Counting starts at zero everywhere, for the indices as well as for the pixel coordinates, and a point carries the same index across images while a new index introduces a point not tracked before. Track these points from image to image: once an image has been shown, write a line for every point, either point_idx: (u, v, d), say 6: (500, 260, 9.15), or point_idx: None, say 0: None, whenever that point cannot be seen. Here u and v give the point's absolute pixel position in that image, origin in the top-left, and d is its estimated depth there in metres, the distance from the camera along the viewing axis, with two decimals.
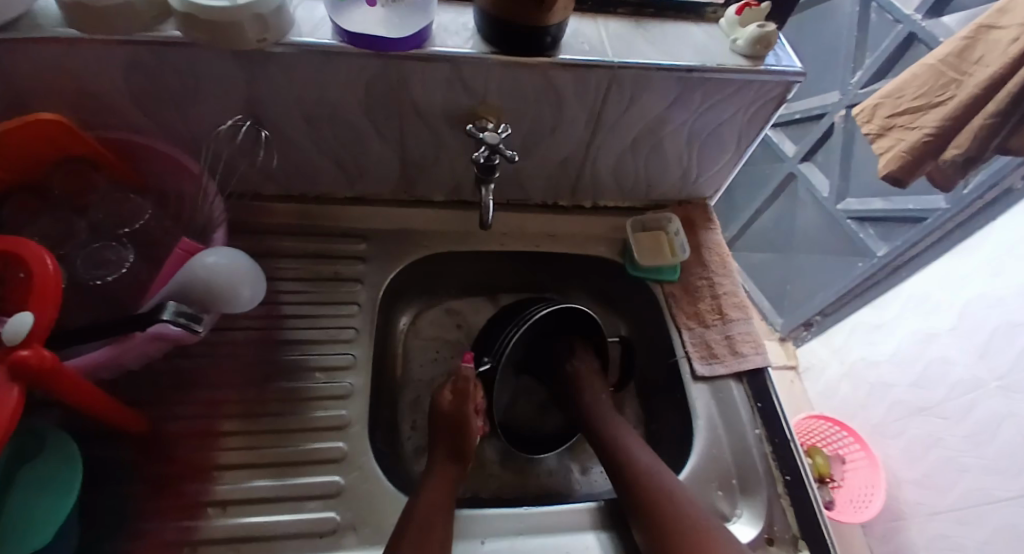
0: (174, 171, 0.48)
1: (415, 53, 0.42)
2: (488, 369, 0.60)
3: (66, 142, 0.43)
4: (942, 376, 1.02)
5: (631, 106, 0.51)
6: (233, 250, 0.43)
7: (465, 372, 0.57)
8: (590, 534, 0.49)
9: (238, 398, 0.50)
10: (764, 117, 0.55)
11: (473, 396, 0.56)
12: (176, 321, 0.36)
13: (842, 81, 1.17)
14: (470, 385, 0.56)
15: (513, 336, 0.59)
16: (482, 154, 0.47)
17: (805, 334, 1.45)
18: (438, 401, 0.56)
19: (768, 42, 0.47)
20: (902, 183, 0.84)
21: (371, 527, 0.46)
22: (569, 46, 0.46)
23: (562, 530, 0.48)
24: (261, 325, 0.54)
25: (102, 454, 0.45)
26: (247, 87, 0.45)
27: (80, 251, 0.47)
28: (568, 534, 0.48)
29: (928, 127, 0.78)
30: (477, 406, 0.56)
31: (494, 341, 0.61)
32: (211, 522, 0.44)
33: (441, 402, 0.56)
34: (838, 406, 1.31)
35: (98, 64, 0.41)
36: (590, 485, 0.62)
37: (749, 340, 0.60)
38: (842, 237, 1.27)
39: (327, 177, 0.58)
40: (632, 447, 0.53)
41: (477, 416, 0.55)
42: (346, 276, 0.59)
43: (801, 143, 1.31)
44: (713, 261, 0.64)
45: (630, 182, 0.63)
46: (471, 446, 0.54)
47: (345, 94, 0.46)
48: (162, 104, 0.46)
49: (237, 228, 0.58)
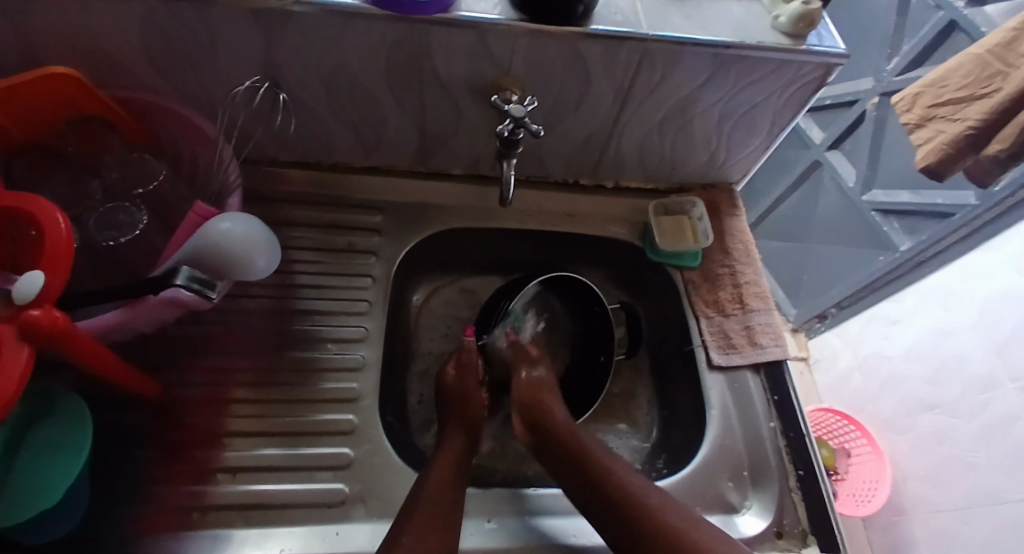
0: (190, 134, 0.46)
1: (441, 18, 0.40)
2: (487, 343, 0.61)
3: (82, 99, 0.41)
4: (956, 375, 1.01)
5: (662, 84, 0.48)
6: (246, 215, 0.41)
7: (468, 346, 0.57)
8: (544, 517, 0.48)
9: (250, 366, 0.50)
10: (801, 100, 0.52)
11: (475, 371, 0.56)
12: (190, 286, 0.36)
13: (877, 66, 1.12)
14: (472, 359, 0.57)
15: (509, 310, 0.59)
16: (506, 126, 0.45)
17: (818, 326, 1.43)
18: (441, 375, 0.57)
19: (811, 20, 0.44)
20: (939, 177, 0.80)
21: (379, 500, 0.46)
22: (602, 16, 0.43)
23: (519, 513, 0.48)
24: (274, 294, 0.54)
25: (115, 417, 0.45)
26: (265, 48, 0.43)
27: (93, 212, 0.46)
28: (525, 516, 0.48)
29: (972, 118, 0.74)
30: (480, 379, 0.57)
31: (494, 317, 0.61)
32: (221, 487, 0.44)
33: (443, 377, 0.56)
34: (847, 400, 1.30)
35: (111, 19, 0.40)
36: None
37: (768, 332, 0.59)
38: (864, 229, 1.22)
39: (343, 144, 0.56)
40: None
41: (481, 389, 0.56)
42: (359, 248, 0.58)
43: (828, 130, 1.26)
44: (736, 248, 0.63)
45: (655, 163, 0.61)
46: (479, 418, 0.53)
47: (367, 59, 0.44)
48: (177, 63, 0.45)
49: (252, 195, 0.57)
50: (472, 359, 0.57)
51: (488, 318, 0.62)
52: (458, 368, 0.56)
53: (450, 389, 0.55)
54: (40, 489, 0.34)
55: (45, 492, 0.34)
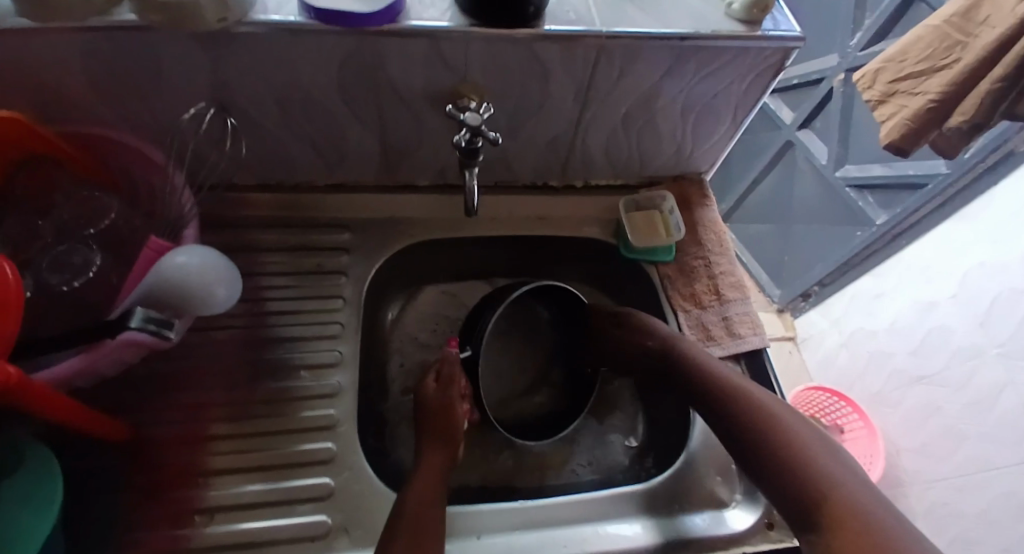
0: (141, 165, 0.45)
1: (390, 28, 0.39)
2: (470, 355, 0.58)
3: (25, 140, 0.40)
4: (943, 343, 1.02)
5: (622, 79, 0.48)
6: (204, 246, 0.40)
7: (449, 356, 0.56)
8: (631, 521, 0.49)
9: (224, 400, 0.49)
10: (762, 85, 0.52)
11: (458, 383, 0.55)
12: (146, 327, 0.35)
13: (842, 44, 1.13)
14: (455, 371, 0.55)
15: (492, 321, 0.57)
16: (463, 136, 0.44)
17: (803, 304, 1.43)
18: (423, 389, 0.55)
19: (765, 5, 0.44)
20: (905, 152, 0.81)
21: (362, 529, 0.45)
22: (554, 15, 0.42)
23: (608, 519, 0.49)
24: (244, 323, 0.53)
25: (85, 466, 0.44)
26: (211, 72, 0.42)
27: (44, 255, 0.45)
28: (614, 522, 0.49)
29: (931, 92, 0.75)
30: (463, 391, 0.55)
31: (475, 329, 0.59)
32: (199, 530, 0.43)
33: (426, 392, 0.55)
34: (836, 376, 1.32)
35: (47, 55, 0.38)
36: (598, 461, 0.62)
37: (746, 322, 0.59)
38: (841, 206, 1.24)
39: (304, 163, 0.55)
40: None
41: (463, 401, 0.55)
42: (328, 269, 0.57)
43: (799, 110, 1.27)
44: (709, 239, 0.62)
45: (622, 160, 0.61)
46: (461, 430, 0.53)
47: (319, 76, 0.43)
48: (122, 93, 0.43)
49: (213, 223, 0.56)
50: (454, 370, 0.55)
51: (470, 330, 0.60)
52: (440, 381, 0.55)
53: (431, 401, 0.53)
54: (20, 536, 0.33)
55: (24, 539, 0.33)
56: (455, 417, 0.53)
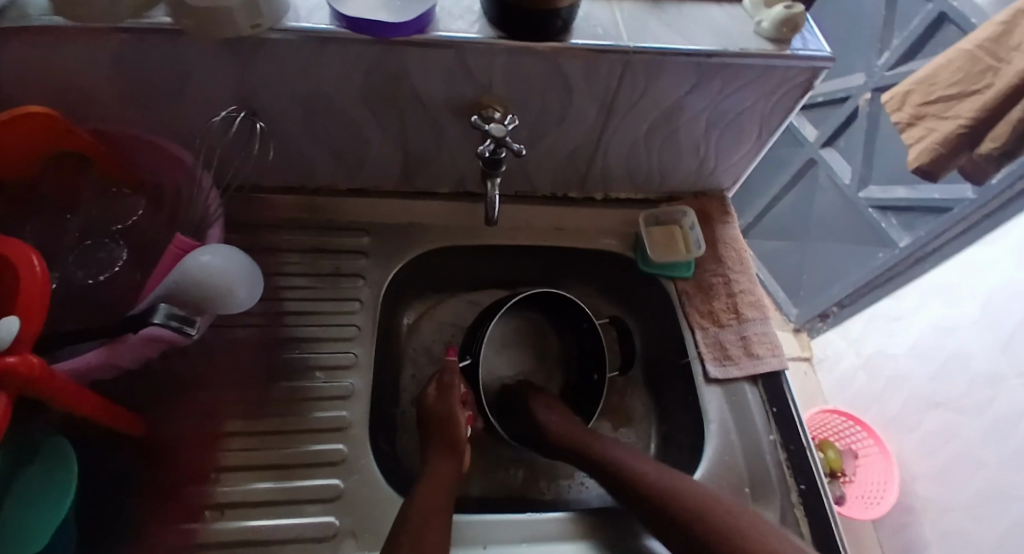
0: (169, 166, 0.46)
1: (417, 38, 0.40)
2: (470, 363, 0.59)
3: (58, 139, 0.41)
4: (961, 370, 0.98)
5: (646, 94, 0.48)
6: (228, 247, 0.41)
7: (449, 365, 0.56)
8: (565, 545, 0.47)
9: (239, 398, 0.50)
10: (789, 104, 0.51)
11: (457, 390, 0.55)
12: (168, 324, 0.35)
13: (868, 62, 1.12)
14: (454, 379, 0.56)
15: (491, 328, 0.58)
16: (487, 147, 0.45)
17: (821, 325, 1.41)
18: (424, 396, 0.56)
19: (795, 25, 0.43)
20: (933, 175, 0.80)
21: (370, 532, 0.45)
22: (580, 30, 0.43)
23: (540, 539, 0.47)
24: (261, 322, 0.53)
25: (100, 457, 0.45)
26: (242, 76, 0.43)
27: (72, 251, 0.46)
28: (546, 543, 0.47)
29: (962, 117, 0.74)
30: (462, 397, 0.56)
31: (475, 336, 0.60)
32: (209, 525, 0.43)
33: (425, 398, 0.55)
34: (852, 399, 1.29)
35: (87, 55, 0.39)
36: None
37: (765, 342, 0.58)
38: (864, 226, 1.22)
39: (327, 167, 0.56)
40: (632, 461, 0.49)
41: (463, 407, 0.55)
42: (346, 272, 0.57)
43: (822, 128, 1.26)
44: (729, 256, 0.62)
45: (643, 174, 0.61)
46: (462, 436, 0.52)
47: (345, 83, 0.44)
48: (156, 94, 0.44)
49: (237, 223, 0.57)
50: (453, 379, 0.56)
51: (472, 337, 0.61)
52: (439, 390, 0.55)
53: (432, 411, 0.54)
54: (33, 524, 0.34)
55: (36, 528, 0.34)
56: (456, 427, 0.52)
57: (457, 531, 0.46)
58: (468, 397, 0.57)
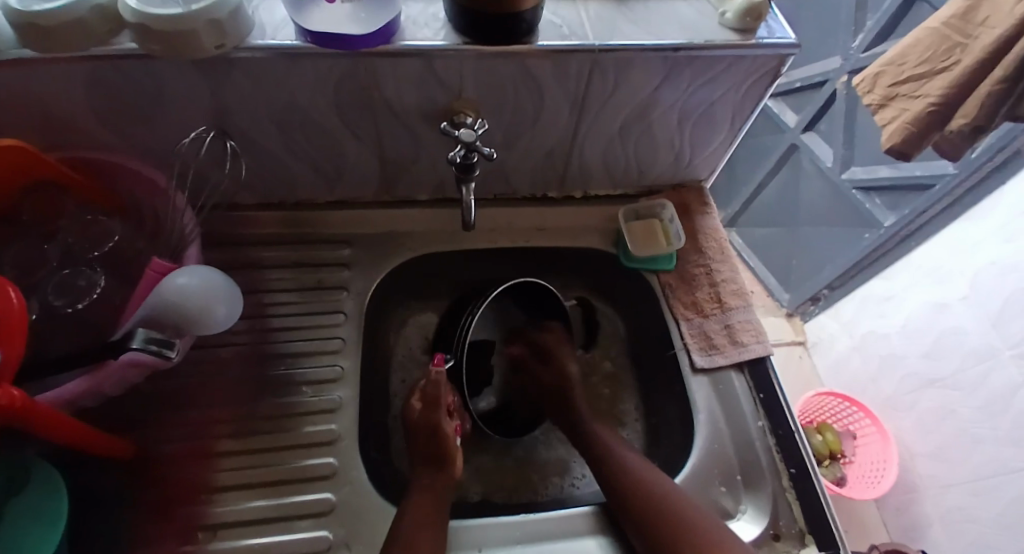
0: (143, 188, 0.46)
1: (385, 49, 0.40)
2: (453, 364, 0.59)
3: (28, 167, 0.41)
4: (954, 345, 0.99)
5: (616, 91, 0.48)
6: (205, 267, 0.41)
7: (436, 377, 0.54)
8: (589, 539, 0.48)
9: (229, 416, 0.50)
10: (759, 92, 0.52)
11: (444, 402, 0.54)
12: (147, 348, 0.35)
13: (844, 46, 1.13)
14: (441, 391, 0.54)
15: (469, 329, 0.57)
16: (458, 154, 0.45)
17: (813, 308, 1.41)
18: (408, 409, 0.55)
19: (759, 14, 0.44)
20: (908, 156, 0.80)
21: (363, 544, 0.45)
22: (547, 31, 0.43)
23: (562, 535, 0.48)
24: (246, 340, 0.53)
25: (92, 485, 0.44)
26: (212, 96, 0.43)
27: (49, 279, 0.46)
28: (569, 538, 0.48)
29: (931, 95, 0.75)
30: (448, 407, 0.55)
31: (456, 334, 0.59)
32: (204, 546, 0.43)
33: (412, 411, 0.55)
34: (847, 381, 1.29)
35: (55, 83, 0.39)
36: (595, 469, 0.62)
37: (749, 329, 0.58)
38: (849, 208, 1.23)
39: (305, 181, 0.56)
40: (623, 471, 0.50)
41: (449, 417, 0.54)
42: (329, 284, 0.57)
43: (802, 113, 1.27)
44: (710, 246, 0.62)
45: (621, 170, 0.61)
46: (454, 447, 0.52)
47: (315, 97, 0.44)
48: (127, 117, 0.44)
49: (218, 242, 0.57)
50: (438, 391, 0.54)
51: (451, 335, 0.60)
52: (425, 402, 0.54)
53: (416, 422, 0.53)
54: None
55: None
56: (445, 438, 0.52)
57: (452, 533, 0.47)
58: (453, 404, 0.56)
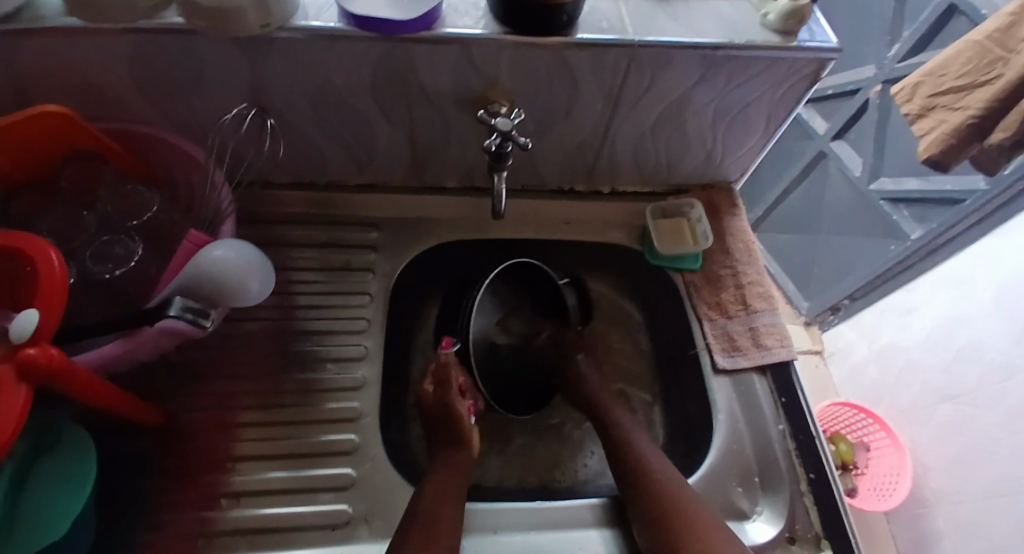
0: (182, 162, 0.47)
1: (424, 35, 0.40)
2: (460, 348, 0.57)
3: (71, 133, 0.42)
4: (973, 363, 0.97)
5: (652, 88, 0.48)
6: (243, 243, 0.42)
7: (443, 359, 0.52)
8: (591, 530, 0.48)
9: (253, 388, 0.51)
10: (796, 96, 0.51)
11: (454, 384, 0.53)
12: (183, 317, 0.36)
13: (879, 53, 1.10)
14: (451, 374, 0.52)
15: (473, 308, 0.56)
16: (493, 141, 0.45)
17: (832, 318, 1.39)
18: (421, 393, 0.54)
19: (802, 16, 0.43)
20: (943, 166, 0.78)
21: (382, 520, 0.46)
22: (586, 24, 0.43)
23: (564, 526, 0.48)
24: (274, 316, 0.54)
25: (121, 448, 0.46)
26: (253, 74, 0.43)
27: (89, 245, 0.47)
28: (571, 530, 0.48)
29: (973, 107, 0.73)
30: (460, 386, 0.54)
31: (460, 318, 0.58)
32: (226, 513, 0.45)
33: (425, 395, 0.54)
34: (863, 393, 1.28)
35: (102, 54, 0.40)
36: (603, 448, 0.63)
37: (774, 333, 0.58)
38: (875, 218, 1.21)
39: (337, 162, 0.57)
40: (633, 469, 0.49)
41: (462, 398, 0.53)
42: (357, 266, 0.58)
43: (832, 119, 1.25)
44: (737, 247, 0.62)
45: (650, 167, 0.61)
46: (470, 430, 0.52)
47: (354, 79, 0.45)
48: (169, 92, 0.45)
49: (248, 219, 0.58)
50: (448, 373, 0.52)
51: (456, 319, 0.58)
52: (436, 385, 0.53)
53: (433, 406, 0.53)
54: (47, 521, 0.35)
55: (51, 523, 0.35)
56: (460, 422, 0.52)
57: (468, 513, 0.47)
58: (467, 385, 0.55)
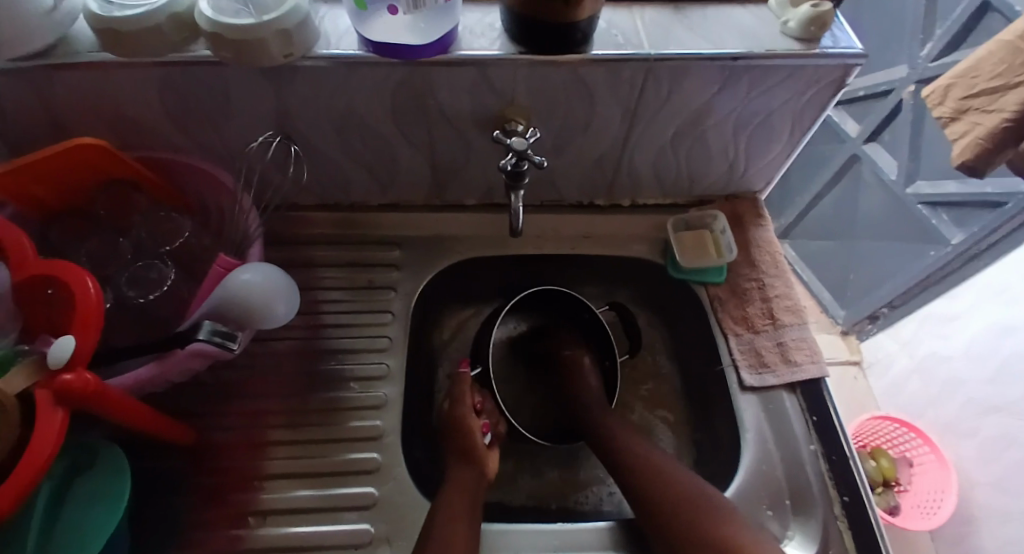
0: (211, 187, 0.49)
1: (441, 59, 0.41)
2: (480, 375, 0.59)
3: (107, 164, 0.45)
4: (1021, 373, 0.92)
5: (669, 100, 0.47)
6: (268, 265, 0.43)
7: (460, 377, 0.57)
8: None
9: (281, 407, 0.52)
10: (823, 101, 0.49)
11: (468, 398, 0.55)
12: (211, 340, 0.37)
13: (910, 52, 1.06)
14: (465, 388, 0.56)
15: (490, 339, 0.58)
16: (509, 161, 0.45)
17: (870, 327, 1.33)
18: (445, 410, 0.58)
19: (824, 22, 0.42)
20: (978, 173, 0.74)
21: (404, 540, 0.46)
22: (601, 40, 0.43)
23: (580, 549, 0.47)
24: (301, 335, 0.56)
25: (154, 464, 0.48)
26: (278, 102, 0.45)
27: (125, 272, 0.49)
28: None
29: (1007, 110, 0.69)
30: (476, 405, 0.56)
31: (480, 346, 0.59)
32: (255, 531, 0.46)
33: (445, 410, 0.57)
34: (905, 406, 1.21)
35: (136, 87, 0.43)
36: None
37: (803, 348, 0.56)
38: (912, 223, 1.16)
39: (361, 184, 0.58)
40: (655, 487, 0.48)
41: (476, 415, 0.55)
42: (380, 285, 0.59)
43: (864, 121, 1.21)
44: (763, 260, 0.60)
45: (671, 179, 0.60)
46: (480, 446, 0.52)
47: (373, 104, 0.46)
48: (199, 121, 0.48)
49: (277, 240, 0.60)
50: (462, 389, 0.56)
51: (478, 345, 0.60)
52: (452, 401, 0.56)
53: (456, 421, 0.54)
54: (82, 539, 0.36)
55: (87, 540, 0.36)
56: (469, 435, 0.53)
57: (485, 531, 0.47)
58: (483, 405, 0.57)
